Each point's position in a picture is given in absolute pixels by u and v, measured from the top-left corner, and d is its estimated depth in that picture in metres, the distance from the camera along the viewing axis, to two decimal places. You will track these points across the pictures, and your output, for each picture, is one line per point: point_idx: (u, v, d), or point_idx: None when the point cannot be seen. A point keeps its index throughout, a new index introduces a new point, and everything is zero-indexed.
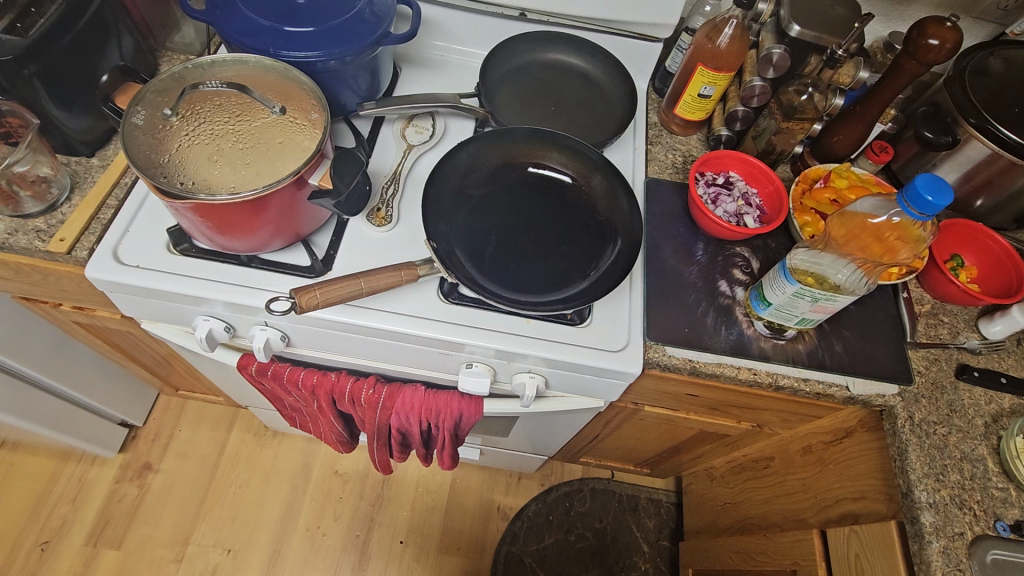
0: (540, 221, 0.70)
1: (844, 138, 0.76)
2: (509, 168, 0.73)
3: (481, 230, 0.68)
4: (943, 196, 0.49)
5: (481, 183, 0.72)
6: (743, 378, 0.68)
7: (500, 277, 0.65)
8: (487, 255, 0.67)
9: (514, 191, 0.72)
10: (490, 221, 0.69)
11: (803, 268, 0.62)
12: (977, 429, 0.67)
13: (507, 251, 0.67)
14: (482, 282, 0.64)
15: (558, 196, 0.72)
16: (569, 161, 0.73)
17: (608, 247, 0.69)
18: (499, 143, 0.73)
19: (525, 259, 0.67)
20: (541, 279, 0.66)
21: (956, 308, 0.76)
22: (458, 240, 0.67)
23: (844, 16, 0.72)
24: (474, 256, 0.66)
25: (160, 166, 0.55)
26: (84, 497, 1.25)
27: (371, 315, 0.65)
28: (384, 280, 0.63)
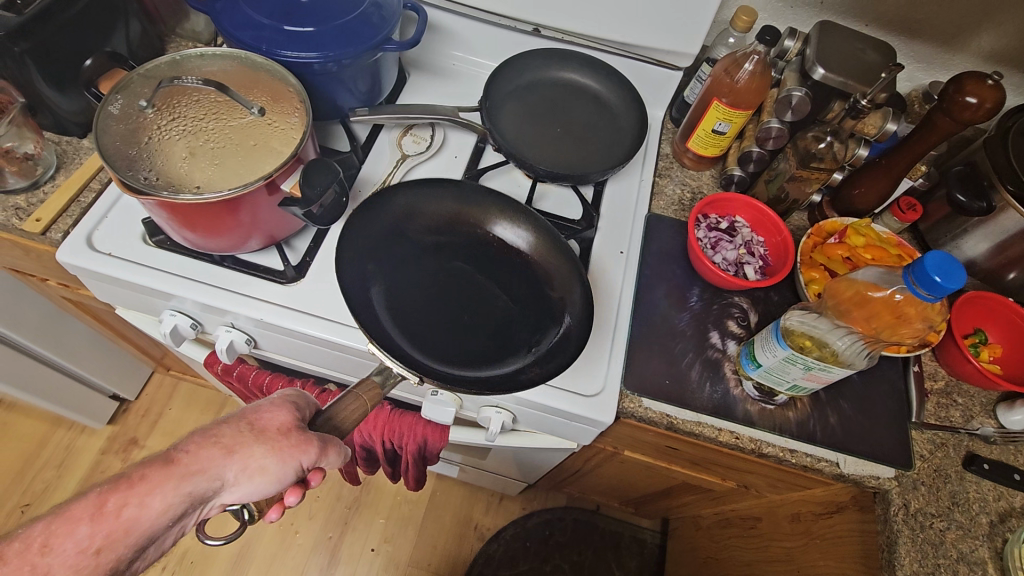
0: (480, 292, 0.66)
1: (867, 193, 0.70)
2: (443, 236, 0.69)
3: (412, 297, 0.64)
4: (952, 280, 0.43)
5: (428, 232, 0.68)
6: (723, 441, 0.63)
7: (446, 355, 0.61)
8: (419, 329, 0.62)
9: (453, 260, 0.68)
10: (417, 292, 0.65)
11: (799, 330, 0.57)
12: (980, 528, 0.60)
13: (449, 327, 0.63)
14: (434, 365, 0.59)
15: (505, 270, 0.67)
16: (527, 223, 0.68)
17: (555, 330, 0.63)
18: (451, 197, 0.69)
19: (468, 333, 0.63)
20: (498, 352, 0.62)
21: (972, 389, 0.69)
22: (381, 304, 0.62)
23: (874, 62, 0.66)
24: (405, 328, 0.62)
25: (128, 158, 0.53)
26: (69, 464, 1.27)
27: (351, 334, 0.63)
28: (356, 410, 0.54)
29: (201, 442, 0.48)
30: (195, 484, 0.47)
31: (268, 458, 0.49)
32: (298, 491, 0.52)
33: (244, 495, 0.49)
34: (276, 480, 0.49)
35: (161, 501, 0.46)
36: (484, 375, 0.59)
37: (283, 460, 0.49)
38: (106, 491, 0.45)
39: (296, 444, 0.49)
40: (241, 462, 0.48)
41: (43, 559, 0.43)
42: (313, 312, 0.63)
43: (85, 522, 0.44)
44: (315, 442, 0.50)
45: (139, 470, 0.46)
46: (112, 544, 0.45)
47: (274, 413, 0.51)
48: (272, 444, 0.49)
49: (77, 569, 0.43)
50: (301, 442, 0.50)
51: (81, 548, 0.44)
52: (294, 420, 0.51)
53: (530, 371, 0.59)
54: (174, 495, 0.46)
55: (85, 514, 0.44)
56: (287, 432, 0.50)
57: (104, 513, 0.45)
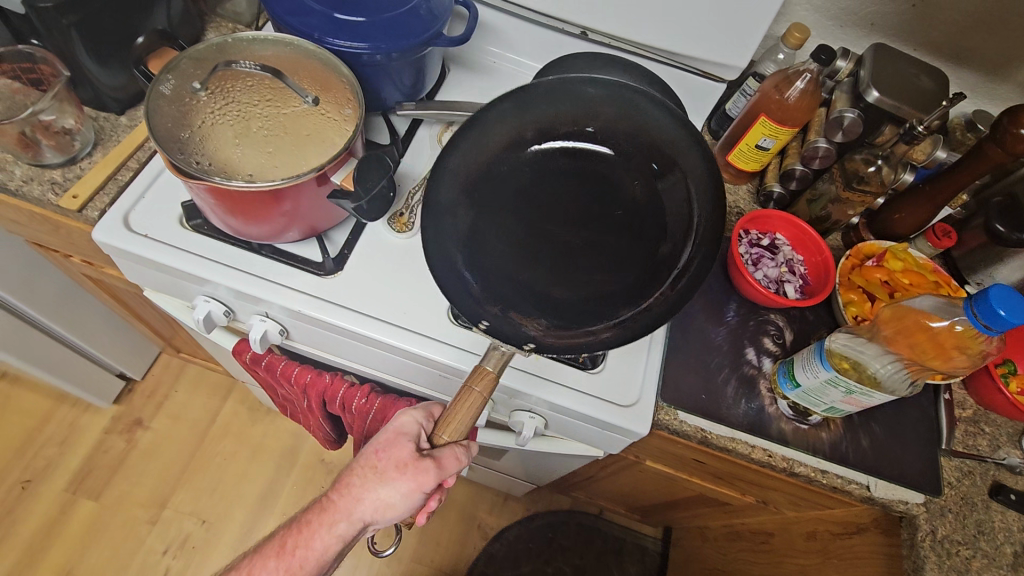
0: (586, 207, 0.56)
1: (907, 218, 0.70)
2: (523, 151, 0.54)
3: (496, 258, 0.56)
4: (1017, 313, 0.45)
5: (482, 166, 0.54)
6: (756, 458, 0.63)
7: (556, 312, 0.56)
8: (519, 296, 0.56)
9: (532, 172, 0.55)
10: (503, 250, 0.56)
11: (841, 353, 0.57)
12: (1005, 558, 0.61)
13: (544, 269, 0.56)
14: (544, 329, 0.55)
15: (602, 184, 0.55)
16: (612, 113, 0.52)
17: (668, 274, 0.55)
18: (507, 104, 0.52)
19: (567, 273, 0.56)
20: (609, 280, 0.56)
21: (1000, 419, 0.68)
22: (477, 286, 0.56)
23: (931, 88, 0.68)
24: (505, 301, 0.56)
25: (179, 141, 0.53)
26: (72, 442, 1.25)
27: (436, 347, 0.62)
28: (457, 423, 0.55)
29: (343, 487, 0.57)
30: (343, 527, 0.57)
31: (394, 497, 0.55)
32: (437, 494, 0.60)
33: (388, 521, 0.57)
34: (407, 507, 0.56)
35: (320, 543, 0.57)
36: (597, 323, 0.56)
37: (406, 495, 0.55)
38: (286, 534, 0.60)
39: (412, 478, 0.54)
40: (372, 503, 0.56)
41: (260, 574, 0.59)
42: (349, 305, 0.63)
43: (273, 557, 0.59)
44: (431, 470, 0.54)
45: (306, 516, 0.59)
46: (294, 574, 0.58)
47: (397, 449, 0.55)
48: (392, 484, 0.55)
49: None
50: (415, 476, 0.54)
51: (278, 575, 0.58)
52: (412, 451, 0.55)
53: (656, 305, 0.55)
54: (329, 536, 0.57)
55: (273, 553, 0.59)
56: (404, 467, 0.55)
57: (285, 551, 0.59)
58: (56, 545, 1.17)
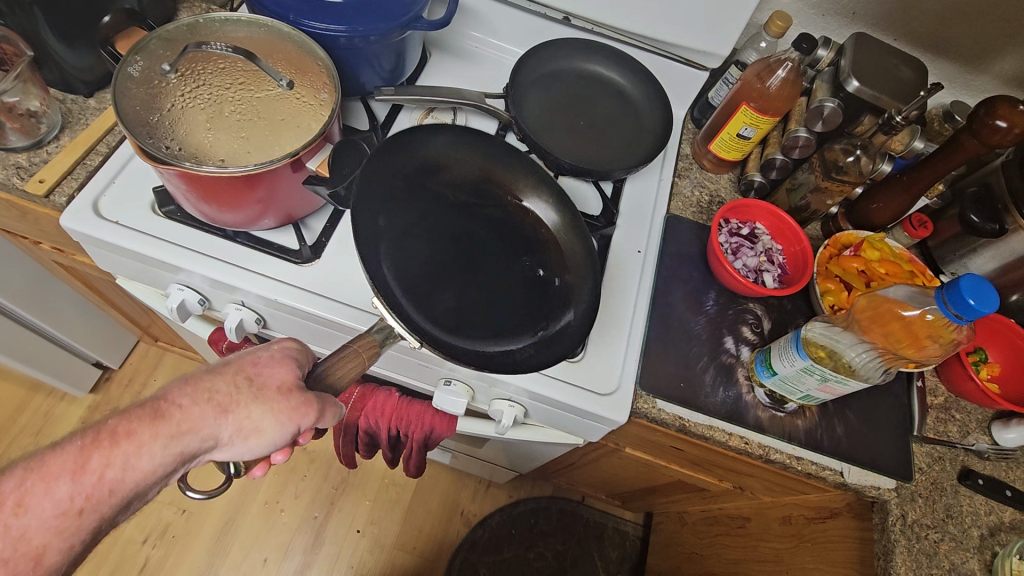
0: (502, 256, 0.64)
1: (884, 208, 0.71)
2: (463, 193, 0.66)
3: (412, 254, 0.60)
4: (986, 303, 0.46)
5: (443, 186, 0.66)
6: (733, 446, 0.63)
7: (443, 316, 0.57)
8: (419, 282, 0.58)
9: (473, 211, 0.66)
10: (416, 247, 0.60)
11: (817, 341, 0.58)
12: (971, 541, 0.62)
13: (452, 288, 0.59)
14: (433, 331, 0.55)
15: (519, 241, 0.65)
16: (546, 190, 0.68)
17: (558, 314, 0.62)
18: (477, 155, 0.68)
19: (478, 293, 0.60)
20: (500, 321, 0.60)
21: (970, 406, 0.70)
22: (382, 248, 0.58)
23: (910, 79, 0.69)
24: (403, 280, 0.57)
25: (148, 124, 0.51)
26: (47, 432, 1.23)
27: (340, 310, 0.61)
28: (345, 370, 0.50)
29: (191, 395, 0.46)
30: (186, 442, 0.45)
31: (266, 419, 0.47)
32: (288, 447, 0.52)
33: (237, 452, 0.48)
34: (275, 440, 0.48)
35: (148, 456, 0.44)
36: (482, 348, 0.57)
37: (281, 420, 0.47)
38: (85, 446, 0.43)
39: (291, 405, 0.47)
40: (238, 422, 0.47)
41: (21, 516, 0.41)
42: (324, 293, 0.62)
43: (66, 477, 0.43)
44: (315, 405, 0.48)
45: (121, 427, 0.44)
46: (94, 503, 0.44)
47: (274, 369, 0.49)
48: (271, 404, 0.47)
49: (59, 528, 0.42)
50: (301, 404, 0.48)
51: (61, 508, 0.43)
52: (295, 378, 0.49)
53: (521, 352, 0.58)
54: (162, 454, 0.45)
55: (64, 468, 0.43)
56: (286, 392, 0.48)
57: (86, 470, 0.43)
58: None
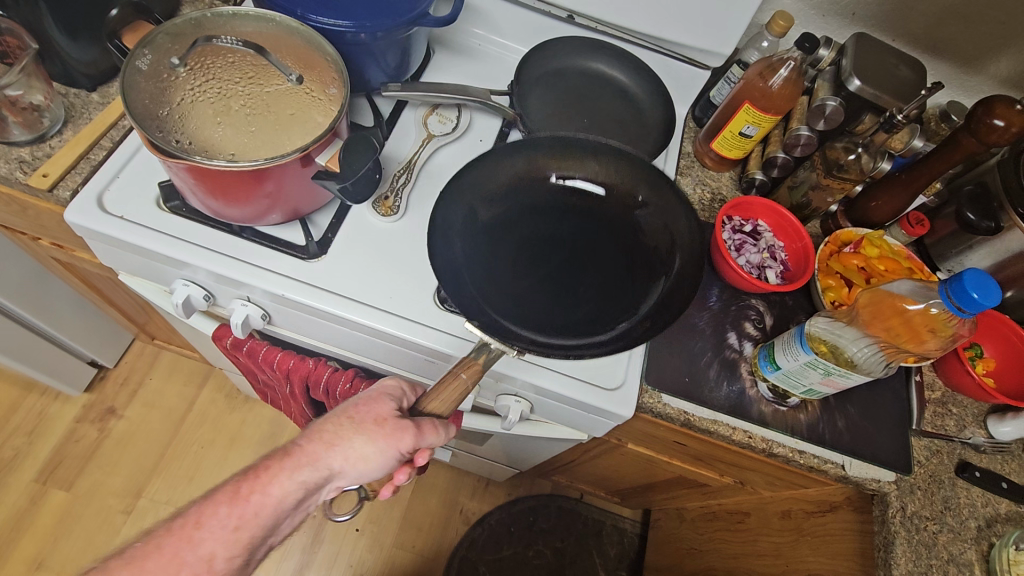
0: (583, 247, 0.62)
1: (883, 205, 0.72)
2: (512, 196, 0.63)
3: (498, 270, 0.59)
4: (989, 296, 0.47)
5: (494, 198, 0.62)
6: (736, 440, 0.64)
7: (550, 324, 0.57)
8: (514, 301, 0.57)
9: (536, 211, 0.63)
10: (497, 263, 0.59)
11: (820, 336, 0.59)
12: (969, 532, 0.64)
13: (543, 294, 0.58)
14: (535, 338, 0.54)
15: (598, 233, 0.63)
16: (601, 163, 0.63)
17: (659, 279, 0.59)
18: (512, 154, 0.63)
19: (569, 298, 0.59)
20: (597, 308, 0.58)
21: (966, 400, 0.71)
22: (465, 274, 0.57)
23: (908, 79, 0.70)
24: (492, 301, 0.56)
25: (157, 118, 0.51)
26: (41, 432, 1.21)
27: (424, 333, 0.61)
28: (445, 396, 0.55)
29: (312, 432, 0.54)
30: (308, 473, 0.53)
31: (368, 449, 0.53)
32: (406, 469, 0.58)
33: (355, 478, 0.54)
34: (380, 464, 0.54)
35: (284, 485, 0.52)
36: (589, 339, 0.56)
37: (383, 447, 0.53)
38: (240, 479, 0.53)
39: (388, 433, 0.53)
40: (345, 452, 0.53)
41: (197, 533, 0.50)
42: (331, 288, 0.62)
43: (224, 503, 0.51)
44: (410, 429, 0.53)
45: (264, 462, 0.53)
46: (247, 524, 0.52)
47: (374, 405, 0.55)
48: (371, 434, 0.53)
49: (224, 543, 0.51)
50: (396, 430, 0.53)
51: (225, 526, 0.51)
52: (392, 410, 0.55)
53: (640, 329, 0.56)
54: (291, 482, 0.53)
55: (224, 498, 0.52)
56: (383, 422, 0.54)
57: (238, 497, 0.52)
58: (26, 537, 1.14)
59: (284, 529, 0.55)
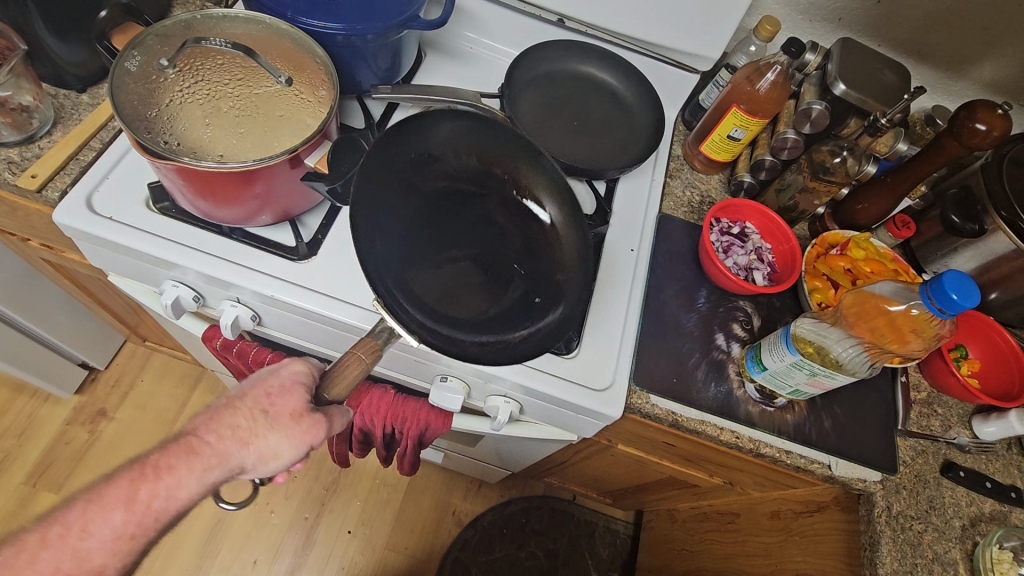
0: (502, 255, 0.61)
1: (869, 208, 0.73)
2: (460, 184, 0.63)
3: (415, 255, 0.57)
4: (968, 298, 0.48)
5: (440, 179, 0.62)
6: (724, 440, 0.65)
7: (444, 316, 0.55)
8: (421, 284, 0.56)
9: (473, 209, 0.63)
10: (410, 241, 0.58)
11: (806, 337, 0.60)
12: (953, 531, 0.64)
13: (438, 279, 0.57)
14: (423, 320, 0.53)
15: (524, 231, 0.63)
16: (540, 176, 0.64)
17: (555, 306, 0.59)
18: (474, 141, 0.63)
19: (474, 297, 0.58)
20: (496, 317, 0.57)
21: (951, 400, 0.72)
22: (383, 253, 0.54)
23: (893, 83, 0.71)
24: (402, 276, 0.55)
25: (146, 119, 0.51)
26: (30, 434, 1.21)
27: (363, 316, 0.61)
28: (344, 385, 0.53)
29: (217, 430, 0.51)
30: (216, 474, 0.50)
31: (283, 445, 0.51)
32: (304, 459, 0.56)
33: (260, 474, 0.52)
34: (292, 460, 0.52)
35: (179, 488, 0.49)
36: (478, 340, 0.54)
37: (296, 443, 0.51)
38: (134, 479, 0.49)
39: (304, 432, 0.51)
40: (258, 451, 0.51)
41: (82, 543, 0.47)
42: (320, 289, 0.62)
43: (120, 509, 0.48)
44: (324, 424, 0.52)
45: (162, 461, 0.49)
46: (143, 530, 0.49)
47: (285, 397, 0.52)
48: (286, 432, 0.51)
49: (113, 551, 0.48)
50: (312, 427, 0.52)
51: (117, 533, 0.48)
52: (304, 402, 0.53)
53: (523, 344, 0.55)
54: (198, 483, 0.50)
55: (116, 503, 0.48)
56: (298, 417, 0.52)
57: (136, 502, 0.48)
58: None
59: (173, 528, 0.52)
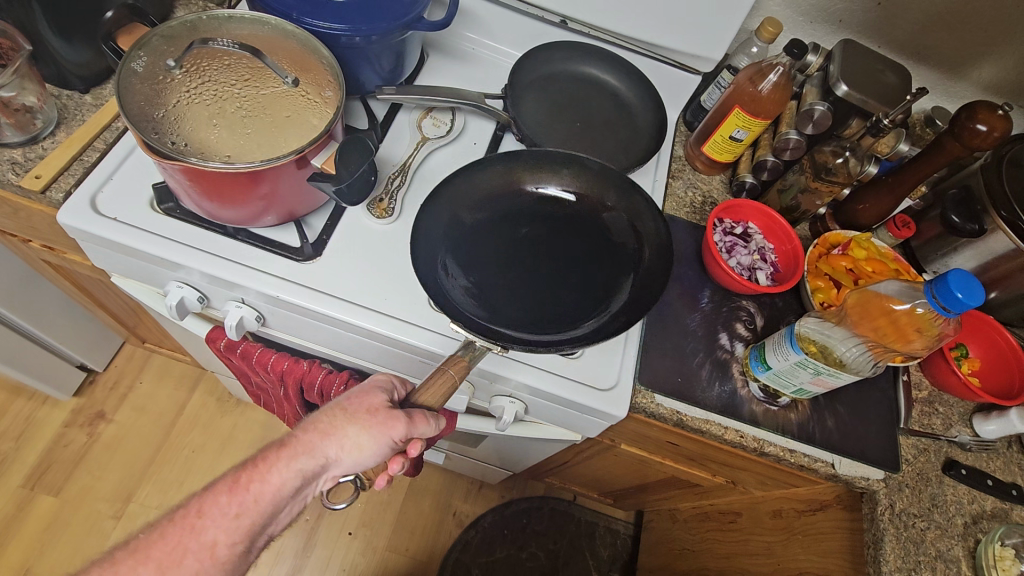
0: (557, 251, 0.66)
1: (870, 208, 0.73)
2: (495, 210, 0.67)
3: (480, 272, 0.63)
4: (973, 296, 0.48)
5: (475, 209, 0.66)
6: (728, 439, 0.65)
7: (525, 322, 0.60)
8: (494, 299, 0.61)
9: (516, 221, 0.66)
10: (480, 262, 0.63)
11: (810, 336, 0.60)
12: (956, 528, 0.65)
13: (516, 292, 0.62)
14: (514, 331, 0.58)
15: (569, 236, 0.67)
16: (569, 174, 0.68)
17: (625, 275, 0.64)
18: (494, 167, 0.67)
19: (548, 296, 0.62)
20: (573, 306, 0.62)
21: (952, 399, 0.73)
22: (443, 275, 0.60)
23: (894, 84, 0.71)
24: (478, 297, 0.61)
25: (153, 120, 0.51)
26: (28, 437, 1.20)
27: (394, 325, 0.62)
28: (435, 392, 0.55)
29: (310, 424, 0.54)
30: (305, 462, 0.53)
31: (362, 436, 0.53)
32: (400, 460, 0.56)
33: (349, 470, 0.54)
34: (374, 454, 0.53)
35: (277, 478, 0.53)
36: (569, 334, 0.59)
37: (375, 436, 0.53)
38: (239, 471, 0.53)
39: (380, 423, 0.53)
40: (339, 442, 0.53)
41: (199, 522, 0.51)
42: (325, 290, 0.62)
43: (225, 494, 0.53)
44: (399, 417, 0.53)
45: (263, 453, 0.54)
46: (247, 511, 0.52)
47: (365, 395, 0.55)
48: (363, 423, 0.53)
49: (226, 531, 0.52)
50: (386, 419, 0.53)
51: (227, 514, 0.52)
52: (382, 399, 0.55)
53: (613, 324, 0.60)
54: (289, 471, 0.53)
55: (224, 488, 0.53)
56: (374, 411, 0.54)
57: (239, 486, 0.53)
58: (13, 543, 1.12)
59: (281, 519, 0.55)
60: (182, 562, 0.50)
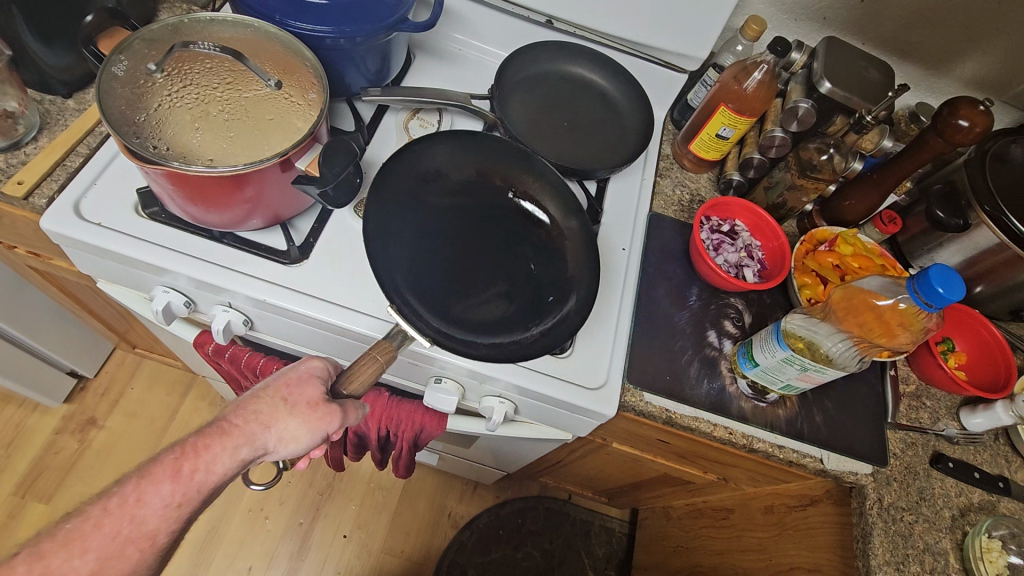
0: (509, 253, 0.66)
1: (856, 204, 0.74)
2: (463, 197, 0.68)
3: (431, 257, 0.63)
4: (954, 291, 0.49)
5: (448, 194, 0.68)
6: (717, 436, 0.65)
7: (459, 318, 0.60)
8: (439, 284, 0.62)
9: (480, 215, 0.68)
10: (434, 245, 0.64)
11: (796, 332, 0.61)
12: (943, 521, 0.65)
13: (460, 284, 0.63)
14: (437, 326, 0.59)
15: (524, 234, 0.68)
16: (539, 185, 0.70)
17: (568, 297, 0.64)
18: (468, 159, 0.70)
19: (491, 290, 0.63)
20: (507, 312, 0.62)
21: (939, 393, 0.73)
22: (398, 256, 0.61)
23: (877, 81, 0.72)
24: (421, 280, 0.61)
25: (134, 124, 0.51)
26: (18, 445, 1.19)
27: (368, 322, 0.61)
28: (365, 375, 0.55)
29: (242, 413, 0.51)
30: (244, 452, 0.50)
31: (302, 428, 0.52)
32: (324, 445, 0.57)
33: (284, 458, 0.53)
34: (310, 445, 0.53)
35: (215, 467, 0.49)
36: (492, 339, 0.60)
37: (316, 428, 0.52)
38: (176, 457, 0.49)
39: (320, 416, 0.52)
40: (279, 433, 0.51)
41: (139, 511, 0.47)
42: (312, 293, 0.62)
43: (167, 481, 0.48)
44: (339, 412, 0.53)
45: (198, 440, 0.49)
46: (190, 499, 0.49)
47: (304, 385, 0.53)
48: (305, 416, 0.52)
49: (166, 519, 0.48)
50: (328, 413, 0.53)
51: (166, 503, 0.48)
52: (321, 392, 0.54)
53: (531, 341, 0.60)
54: (231, 461, 0.50)
55: (165, 476, 0.48)
56: (316, 404, 0.53)
57: (181, 475, 0.48)
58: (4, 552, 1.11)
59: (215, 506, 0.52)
60: (121, 553, 0.46)
